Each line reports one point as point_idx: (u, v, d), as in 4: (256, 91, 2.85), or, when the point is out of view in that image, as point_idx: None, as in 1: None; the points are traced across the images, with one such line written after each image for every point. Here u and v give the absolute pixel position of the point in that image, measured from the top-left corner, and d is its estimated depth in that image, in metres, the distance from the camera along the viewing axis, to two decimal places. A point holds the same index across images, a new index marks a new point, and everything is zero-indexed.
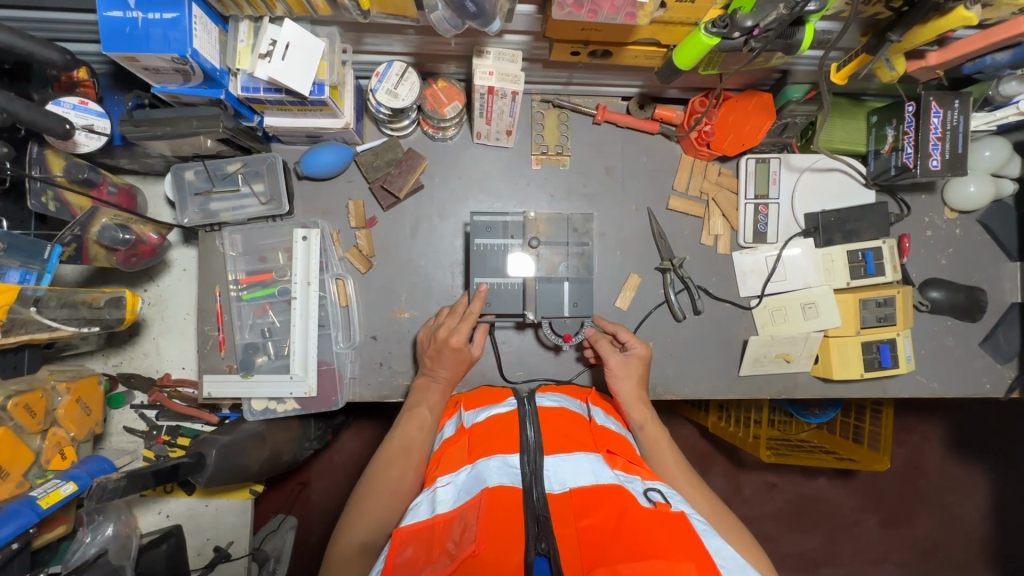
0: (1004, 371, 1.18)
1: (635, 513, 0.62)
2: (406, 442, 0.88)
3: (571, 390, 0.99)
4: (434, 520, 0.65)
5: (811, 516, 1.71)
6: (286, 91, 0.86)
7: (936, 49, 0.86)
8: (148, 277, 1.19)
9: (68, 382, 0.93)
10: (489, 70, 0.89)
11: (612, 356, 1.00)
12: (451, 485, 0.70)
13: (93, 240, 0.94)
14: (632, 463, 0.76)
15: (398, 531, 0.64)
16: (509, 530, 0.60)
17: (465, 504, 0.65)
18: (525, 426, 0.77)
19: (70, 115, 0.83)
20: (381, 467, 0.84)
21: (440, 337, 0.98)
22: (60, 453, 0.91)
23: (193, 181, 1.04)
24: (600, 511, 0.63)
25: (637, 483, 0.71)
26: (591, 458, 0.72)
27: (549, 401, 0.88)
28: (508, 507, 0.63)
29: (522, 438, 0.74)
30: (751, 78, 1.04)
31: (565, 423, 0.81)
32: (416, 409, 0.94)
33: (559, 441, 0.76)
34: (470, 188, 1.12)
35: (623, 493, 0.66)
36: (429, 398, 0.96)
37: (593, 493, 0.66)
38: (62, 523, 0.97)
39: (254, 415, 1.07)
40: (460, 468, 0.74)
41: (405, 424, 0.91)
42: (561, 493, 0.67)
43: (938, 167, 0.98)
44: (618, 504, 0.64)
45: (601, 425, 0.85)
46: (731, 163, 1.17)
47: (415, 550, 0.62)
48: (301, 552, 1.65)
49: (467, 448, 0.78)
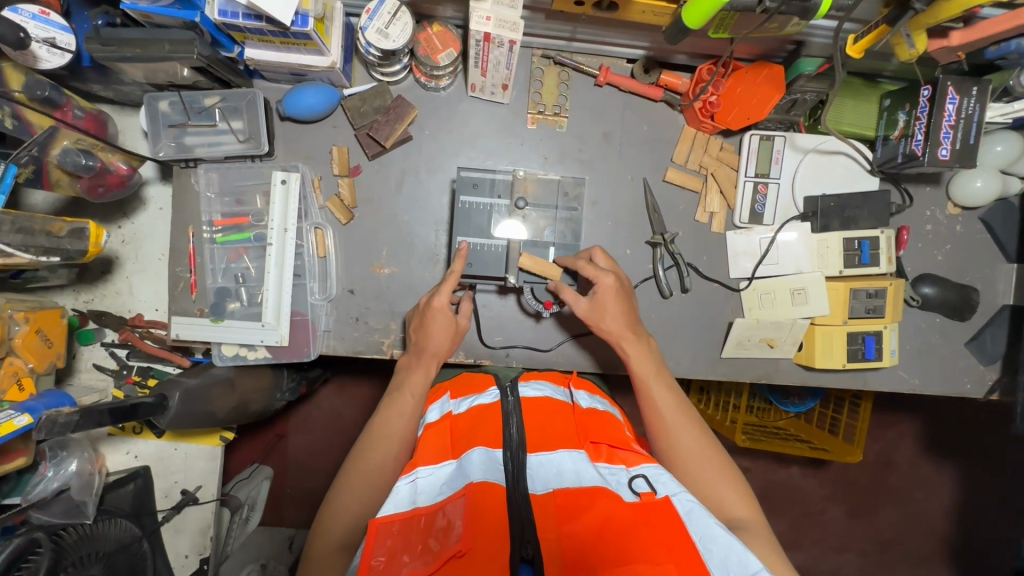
0: (986, 373, 1.17)
1: (621, 516, 0.62)
2: (387, 428, 0.85)
3: (554, 377, 0.96)
4: (413, 513, 0.65)
5: (780, 501, 1.73)
6: (266, 19, 0.80)
7: (960, 28, 0.80)
8: (123, 213, 1.15)
9: (26, 312, 0.91)
10: (487, 15, 0.83)
11: (580, 304, 0.93)
12: (433, 478, 0.70)
13: (55, 164, 0.89)
14: (617, 449, 0.75)
15: (375, 522, 0.62)
16: (492, 530, 0.60)
17: (449, 499, 0.65)
18: (508, 422, 0.75)
19: (29, 25, 0.77)
20: (359, 456, 0.82)
21: (425, 301, 0.96)
22: (17, 384, 0.89)
23: (168, 113, 0.98)
24: (586, 514, 0.62)
25: (622, 474, 0.70)
26: (574, 455, 0.71)
27: (532, 391, 0.85)
28: (493, 504, 0.62)
29: (504, 436, 0.72)
30: (763, 48, 0.99)
31: (549, 413, 0.80)
32: (399, 394, 0.89)
33: (543, 437, 0.74)
34: (461, 144, 1.07)
35: (607, 492, 0.65)
36: (412, 380, 0.91)
37: (578, 494, 0.65)
38: (21, 455, 0.95)
39: (223, 360, 1.03)
40: (444, 461, 0.73)
41: (385, 411, 0.87)
42: (545, 494, 0.65)
43: (947, 157, 0.94)
44: (604, 507, 0.63)
45: (585, 410, 0.83)
46: (734, 138, 1.12)
47: (396, 543, 0.62)
48: (273, 502, 1.66)
49: (449, 438, 0.77)
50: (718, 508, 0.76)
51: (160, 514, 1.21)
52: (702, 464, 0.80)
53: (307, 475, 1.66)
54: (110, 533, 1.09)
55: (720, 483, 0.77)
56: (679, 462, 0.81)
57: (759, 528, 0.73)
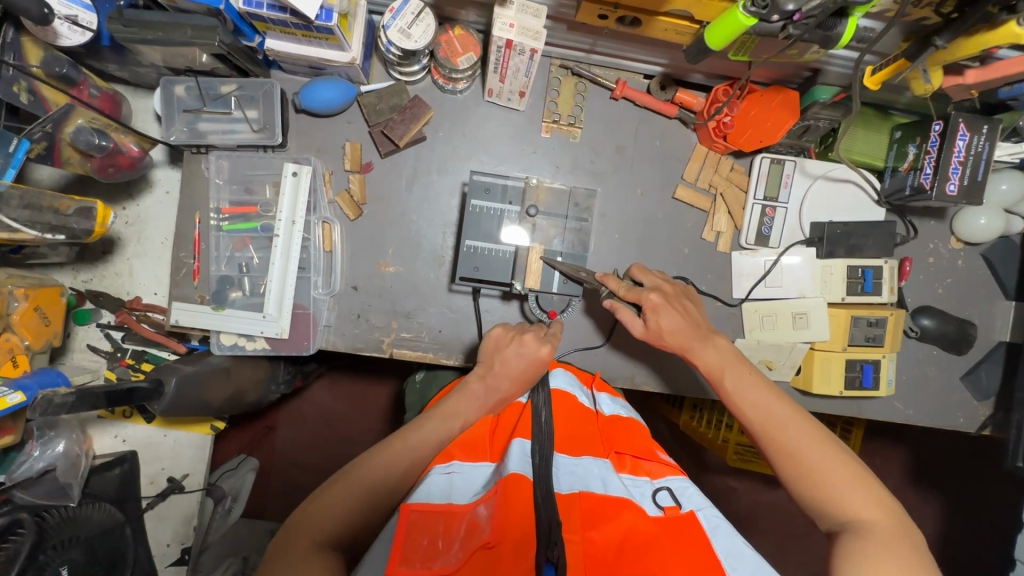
0: (979, 409, 1.18)
1: (643, 531, 0.66)
2: (429, 436, 0.83)
3: (579, 375, 0.99)
4: (448, 508, 0.68)
5: (767, 524, 1.80)
6: (291, 11, 0.80)
7: (975, 67, 0.82)
8: (128, 194, 1.15)
9: (26, 288, 0.90)
10: (511, 22, 0.84)
11: (635, 327, 0.92)
12: (467, 475, 0.74)
13: (68, 142, 0.90)
14: (640, 460, 0.80)
15: (408, 507, 0.66)
16: (522, 530, 0.63)
17: (482, 499, 0.69)
18: (538, 412, 0.80)
19: (53, 1, 0.77)
20: (396, 444, 0.81)
21: (512, 348, 0.91)
22: (12, 360, 0.88)
23: (183, 98, 0.97)
24: (608, 525, 0.66)
25: (645, 486, 0.74)
26: (600, 465, 0.76)
27: (561, 384, 0.89)
28: (523, 497, 0.66)
29: (536, 423, 0.78)
30: (779, 73, 1.01)
31: (574, 418, 0.84)
32: (451, 405, 0.87)
33: (570, 441, 0.79)
34: (474, 147, 1.07)
35: (632, 507, 0.69)
36: (465, 400, 0.88)
37: (603, 504, 0.69)
38: (9, 433, 0.93)
39: (221, 349, 1.02)
40: (479, 463, 0.78)
41: (436, 415, 0.85)
42: (570, 496, 0.69)
43: (954, 193, 0.96)
44: (628, 519, 0.67)
45: (608, 418, 0.87)
46: (745, 160, 1.13)
47: (425, 535, 0.65)
48: (259, 495, 1.64)
49: (485, 447, 0.82)
50: (839, 509, 0.70)
51: (145, 500, 1.18)
52: (815, 460, 0.73)
53: (296, 471, 1.65)
54: (92, 518, 1.09)
55: (841, 479, 0.71)
56: (784, 461, 0.75)
57: (886, 529, 0.66)
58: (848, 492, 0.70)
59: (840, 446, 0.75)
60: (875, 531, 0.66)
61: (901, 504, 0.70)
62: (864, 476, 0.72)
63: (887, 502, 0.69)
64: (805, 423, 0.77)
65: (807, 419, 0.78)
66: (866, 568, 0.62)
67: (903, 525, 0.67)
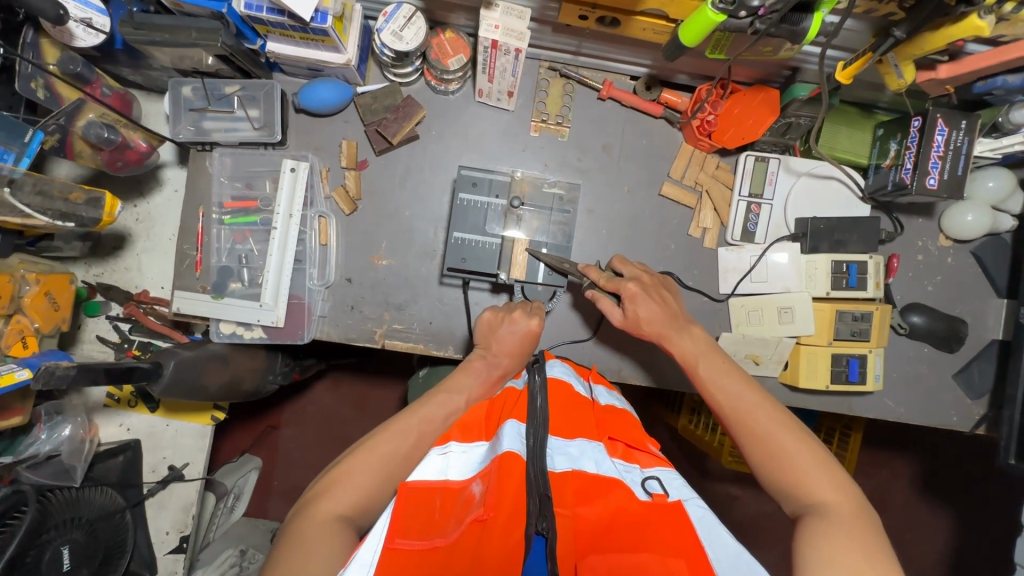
0: (973, 407, 1.17)
1: (632, 510, 0.68)
2: (428, 417, 0.85)
3: (576, 367, 1.01)
4: (445, 485, 0.71)
5: (769, 533, 1.77)
6: (288, 14, 0.85)
7: (946, 62, 0.84)
8: (139, 193, 1.20)
9: (37, 273, 0.96)
10: (495, 24, 0.88)
11: (615, 316, 0.95)
12: (465, 454, 0.76)
13: (79, 135, 0.96)
14: (633, 448, 0.80)
15: (405, 486, 0.68)
16: (513, 505, 0.66)
17: (479, 475, 0.72)
18: (535, 396, 0.81)
19: (70, 5, 0.84)
20: (395, 427, 0.83)
21: (503, 324, 0.96)
22: (21, 341, 0.95)
23: (190, 98, 1.03)
24: (598, 502, 0.69)
25: (636, 472, 0.75)
26: (593, 447, 0.77)
27: (558, 373, 0.91)
28: (514, 476, 0.68)
29: (531, 407, 0.79)
30: (761, 72, 1.04)
31: (569, 404, 0.84)
32: (449, 388, 0.89)
33: (564, 424, 0.80)
34: (465, 146, 1.12)
35: (621, 487, 0.71)
36: (465, 379, 0.91)
37: (595, 483, 0.71)
38: (17, 414, 1.01)
39: (219, 337, 1.07)
40: (477, 442, 0.79)
41: (434, 397, 0.87)
42: (563, 475, 0.71)
43: (935, 187, 0.97)
44: (617, 498, 0.69)
45: (603, 406, 0.88)
46: (730, 158, 1.15)
47: (422, 510, 0.67)
48: (259, 492, 1.67)
49: (482, 426, 0.82)
50: (804, 493, 0.72)
51: (147, 487, 1.20)
52: (783, 445, 0.76)
53: (297, 467, 1.68)
54: (95, 500, 1.13)
55: (809, 467, 0.73)
56: (754, 447, 0.77)
57: (847, 512, 0.69)
58: (813, 477, 0.72)
59: (808, 434, 0.78)
60: (835, 514, 0.69)
61: (864, 491, 0.73)
62: (828, 463, 0.74)
63: (849, 487, 0.72)
64: (776, 411, 0.79)
65: (778, 408, 0.80)
66: (825, 548, 0.65)
67: (865, 511, 0.69)
